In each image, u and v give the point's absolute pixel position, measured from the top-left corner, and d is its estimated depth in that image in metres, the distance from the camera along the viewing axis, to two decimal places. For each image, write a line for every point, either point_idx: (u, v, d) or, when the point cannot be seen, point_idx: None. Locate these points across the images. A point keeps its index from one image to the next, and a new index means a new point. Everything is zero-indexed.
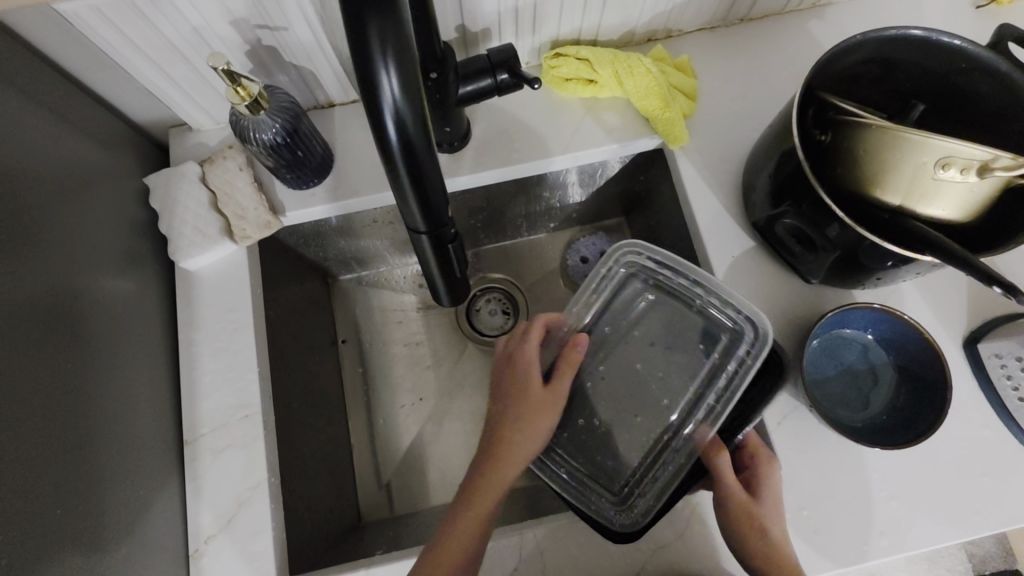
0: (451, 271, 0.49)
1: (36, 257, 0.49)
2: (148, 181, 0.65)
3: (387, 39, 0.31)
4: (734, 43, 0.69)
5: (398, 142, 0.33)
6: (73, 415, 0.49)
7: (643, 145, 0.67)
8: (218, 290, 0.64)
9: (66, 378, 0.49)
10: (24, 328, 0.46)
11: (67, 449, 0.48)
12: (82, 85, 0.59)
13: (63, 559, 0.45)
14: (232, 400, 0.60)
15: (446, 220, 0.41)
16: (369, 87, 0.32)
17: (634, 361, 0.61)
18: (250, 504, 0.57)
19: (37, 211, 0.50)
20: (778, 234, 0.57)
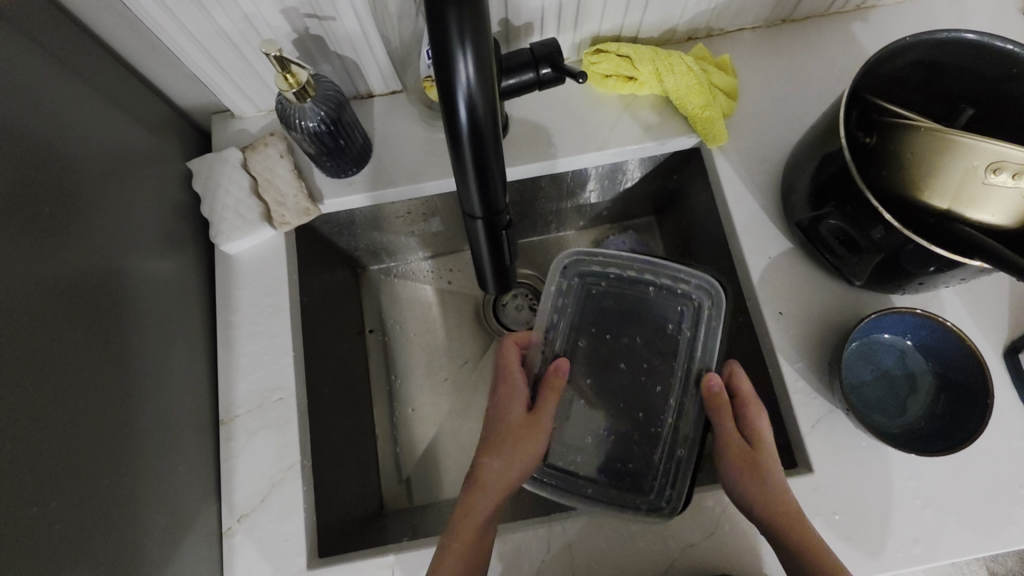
0: (499, 258, 0.49)
1: (86, 234, 0.50)
2: (192, 166, 0.66)
3: (465, 25, 0.31)
4: (775, 43, 0.68)
5: (465, 126, 0.34)
6: (112, 389, 0.50)
7: (680, 144, 0.67)
8: (256, 274, 0.65)
9: (108, 354, 0.50)
10: (71, 303, 0.47)
11: (108, 423, 0.49)
12: (132, 69, 0.60)
13: (104, 527, 0.46)
14: (266, 382, 0.61)
15: (501, 206, 0.41)
16: (442, 72, 0.32)
17: (613, 355, 0.62)
18: (282, 485, 0.58)
19: (85, 189, 0.51)
20: (820, 234, 0.56)
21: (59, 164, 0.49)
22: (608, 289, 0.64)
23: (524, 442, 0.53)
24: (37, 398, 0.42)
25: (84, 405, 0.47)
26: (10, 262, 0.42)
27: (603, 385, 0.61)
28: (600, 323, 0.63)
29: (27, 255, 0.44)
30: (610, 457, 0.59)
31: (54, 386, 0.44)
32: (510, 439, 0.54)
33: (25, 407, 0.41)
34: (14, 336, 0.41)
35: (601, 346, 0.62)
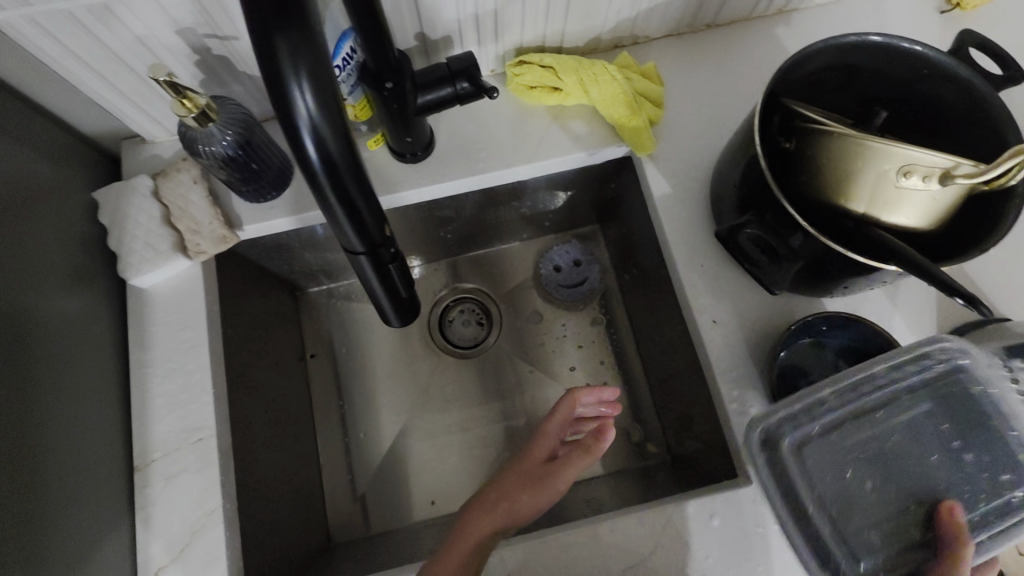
0: (396, 292, 0.46)
1: None
2: (99, 196, 0.63)
3: (298, 61, 0.30)
4: (699, 49, 0.68)
5: (319, 163, 0.32)
6: (6, 445, 0.46)
7: (611, 153, 0.66)
8: (172, 308, 0.61)
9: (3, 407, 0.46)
10: None
11: (1, 484, 0.44)
12: (25, 96, 0.56)
13: None
14: (185, 423, 0.58)
15: (383, 240, 0.40)
16: (283, 109, 0.31)
17: (806, 446, 0.52)
18: (204, 531, 0.55)
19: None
20: (741, 244, 0.56)
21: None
22: (903, 378, 0.52)
23: (533, 493, 0.54)
24: None
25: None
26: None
27: (781, 476, 0.52)
28: (954, 428, 0.51)
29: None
30: (844, 504, 0.51)
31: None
32: (520, 486, 0.55)
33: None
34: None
35: (888, 433, 0.52)
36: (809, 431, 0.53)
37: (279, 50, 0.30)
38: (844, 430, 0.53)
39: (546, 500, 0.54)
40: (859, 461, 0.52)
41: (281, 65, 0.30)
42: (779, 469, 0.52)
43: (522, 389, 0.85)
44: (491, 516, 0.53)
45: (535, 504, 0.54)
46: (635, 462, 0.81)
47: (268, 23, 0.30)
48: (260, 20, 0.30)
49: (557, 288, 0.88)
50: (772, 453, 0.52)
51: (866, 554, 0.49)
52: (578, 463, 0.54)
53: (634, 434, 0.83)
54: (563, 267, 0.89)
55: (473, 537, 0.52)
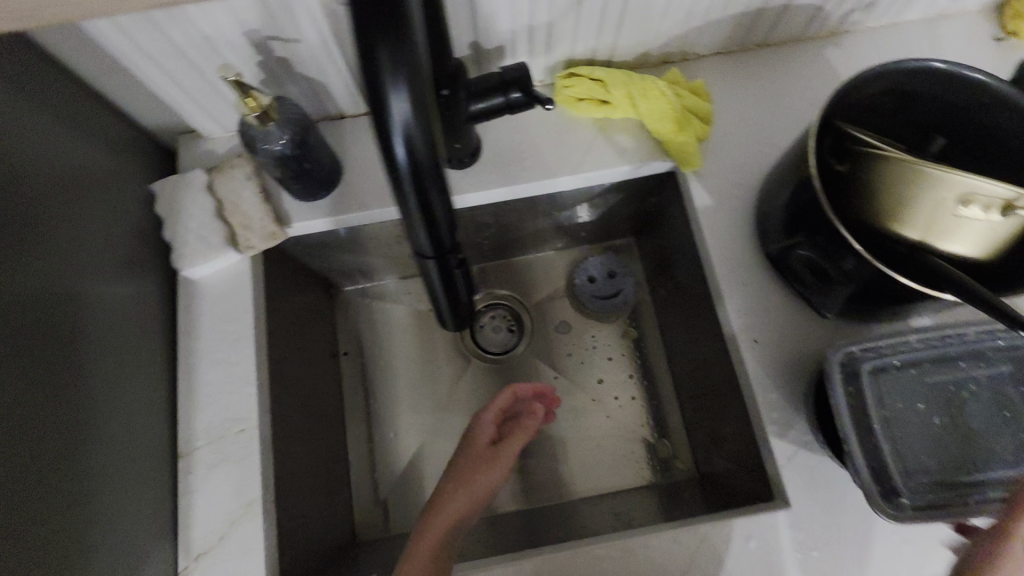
0: (456, 295, 0.47)
1: (32, 265, 0.47)
2: (156, 188, 0.65)
3: (395, 66, 0.30)
4: (748, 68, 0.68)
5: (406, 164, 0.33)
6: (58, 426, 0.47)
7: (655, 168, 0.67)
8: (220, 300, 0.63)
9: (55, 389, 0.47)
10: (11, 338, 0.44)
11: (51, 465, 0.45)
12: (92, 89, 0.59)
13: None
14: (228, 413, 0.59)
15: (451, 244, 0.41)
16: (376, 110, 0.32)
17: (880, 377, 0.49)
18: (242, 521, 0.56)
19: (28, 212, 0.48)
20: (792, 265, 0.56)
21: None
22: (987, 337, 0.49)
23: (483, 470, 0.56)
24: None
25: (26, 447, 0.44)
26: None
27: (857, 401, 0.48)
28: None
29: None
30: (902, 444, 0.47)
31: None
32: (471, 470, 0.56)
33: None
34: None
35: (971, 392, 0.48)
36: (888, 359, 0.49)
37: (381, 61, 0.30)
38: (922, 371, 0.49)
39: (495, 478, 0.56)
40: (936, 399, 0.48)
41: (381, 76, 0.30)
42: (855, 394, 0.48)
43: None
44: (446, 498, 0.54)
45: (486, 480, 0.56)
46: (662, 478, 0.80)
47: (373, 34, 0.30)
48: (364, 28, 0.30)
49: (590, 299, 0.87)
50: (850, 376, 0.48)
51: (920, 481, 0.46)
52: (518, 437, 0.59)
53: (662, 449, 0.82)
54: (596, 279, 0.88)
55: (443, 522, 0.52)
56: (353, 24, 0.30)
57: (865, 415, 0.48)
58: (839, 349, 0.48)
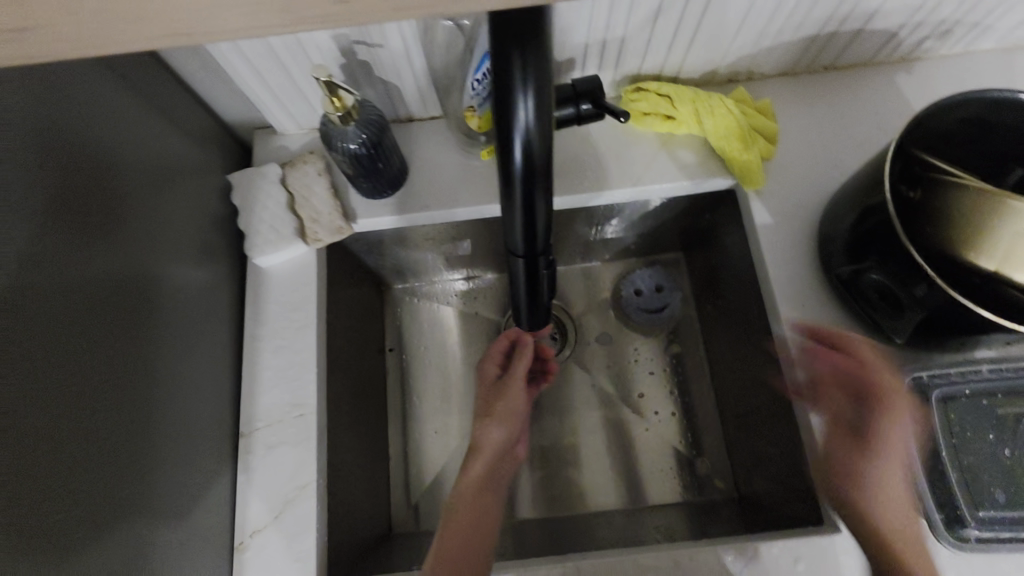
0: (536, 294, 0.48)
1: (118, 247, 0.50)
2: (232, 179, 0.68)
3: (528, 74, 0.30)
4: (815, 91, 0.68)
5: (522, 166, 0.33)
6: (138, 401, 0.49)
7: (716, 185, 0.67)
8: (286, 288, 0.65)
9: (136, 360, 0.49)
10: (100, 315, 0.46)
11: (133, 437, 0.48)
12: (183, 82, 0.62)
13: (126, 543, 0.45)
14: (288, 397, 0.61)
15: (544, 246, 0.41)
16: (502, 112, 0.32)
17: (927, 401, 0.52)
18: (298, 502, 0.58)
19: (117, 192, 0.51)
20: (859, 289, 0.55)
21: (93, 166, 0.48)
22: None
23: (502, 398, 0.68)
24: (67, 414, 0.41)
25: (112, 418, 0.45)
26: (35, 266, 0.40)
27: (907, 422, 0.51)
28: None
29: (58, 260, 0.43)
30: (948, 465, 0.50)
31: (78, 393, 0.42)
32: (492, 404, 0.68)
33: (45, 417, 0.39)
34: (37, 342, 0.39)
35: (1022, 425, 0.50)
36: (937, 385, 0.52)
37: (513, 64, 0.30)
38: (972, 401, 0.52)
39: (515, 397, 0.68)
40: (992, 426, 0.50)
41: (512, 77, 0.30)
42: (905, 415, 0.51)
43: (590, 406, 0.86)
44: (489, 441, 0.66)
45: (512, 400, 0.67)
46: (700, 495, 0.80)
47: (509, 44, 0.29)
48: (500, 28, 0.30)
49: (635, 311, 0.87)
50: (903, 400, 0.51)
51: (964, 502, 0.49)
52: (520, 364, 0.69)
53: (701, 467, 0.81)
54: (644, 292, 0.88)
55: (473, 494, 0.60)
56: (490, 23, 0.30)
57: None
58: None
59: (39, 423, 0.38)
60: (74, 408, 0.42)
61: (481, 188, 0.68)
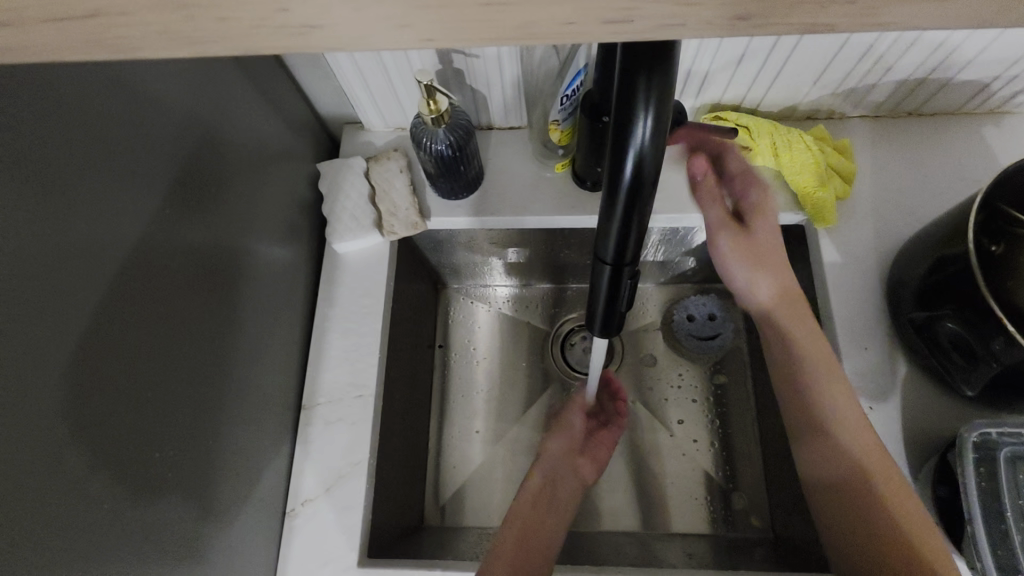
0: (614, 307, 0.46)
1: (212, 222, 0.53)
2: (320, 168, 0.73)
3: (652, 92, 0.30)
4: (896, 135, 0.68)
5: (629, 180, 0.33)
6: (216, 365, 0.52)
7: (786, 220, 0.68)
8: (357, 275, 0.69)
9: (217, 327, 0.53)
10: (189, 283, 0.49)
11: (208, 398, 0.51)
12: (291, 75, 0.68)
13: (191, 495, 0.48)
14: (350, 378, 0.65)
15: (634, 257, 0.40)
16: (619, 125, 0.32)
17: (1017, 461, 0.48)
18: (349, 478, 0.60)
19: (225, 170, 0.56)
20: (930, 337, 0.54)
21: (204, 145, 0.52)
22: None
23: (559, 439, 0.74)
24: (155, 370, 0.44)
25: (190, 381, 0.49)
26: (150, 231, 0.44)
27: (991, 480, 0.48)
28: None
29: (174, 223, 0.47)
30: None
31: (175, 345, 0.47)
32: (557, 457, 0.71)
33: (149, 360, 0.43)
34: (150, 293, 0.44)
35: None
36: None
37: (639, 84, 0.29)
38: None
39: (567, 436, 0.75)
40: None
41: (637, 96, 0.30)
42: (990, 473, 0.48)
43: (630, 426, 0.86)
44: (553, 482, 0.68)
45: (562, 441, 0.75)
46: (733, 531, 0.79)
47: (637, 62, 0.29)
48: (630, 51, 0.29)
49: (686, 337, 0.88)
50: (987, 458, 0.47)
51: None
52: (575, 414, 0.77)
53: (737, 502, 0.80)
54: (696, 318, 0.89)
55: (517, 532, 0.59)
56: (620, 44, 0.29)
57: (997, 498, 0.47)
58: (975, 429, 0.47)
59: (145, 364, 0.43)
60: (170, 357, 0.46)
61: (552, 199, 0.70)
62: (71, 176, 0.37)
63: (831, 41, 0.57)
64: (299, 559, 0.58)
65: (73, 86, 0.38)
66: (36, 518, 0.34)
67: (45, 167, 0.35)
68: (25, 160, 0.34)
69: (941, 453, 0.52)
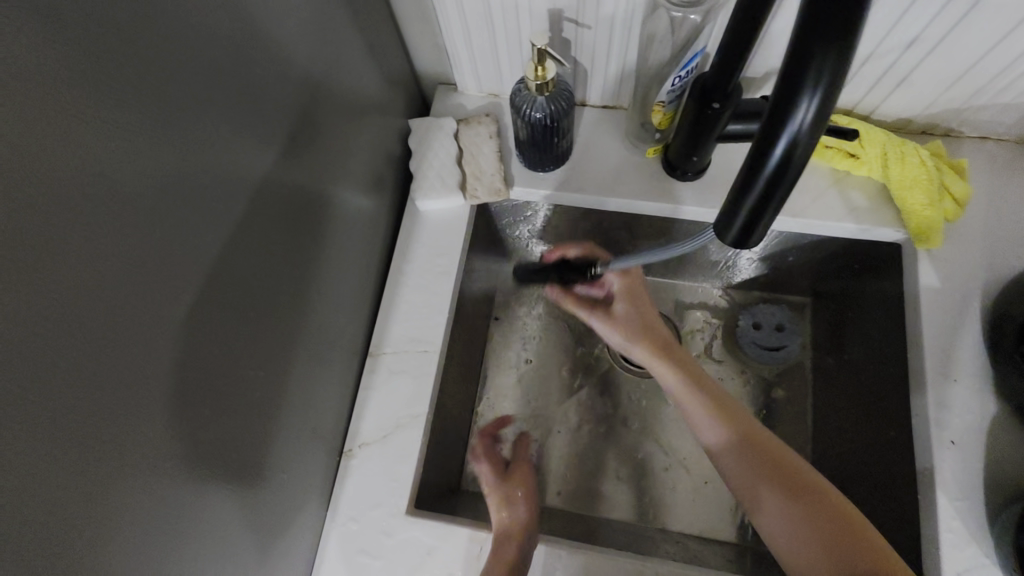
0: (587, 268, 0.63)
1: (312, 160, 0.55)
2: (411, 124, 0.74)
3: (825, 73, 0.30)
4: (1020, 162, 0.64)
5: (776, 160, 0.32)
6: (297, 299, 0.54)
7: (882, 236, 0.64)
8: (435, 234, 0.70)
9: (303, 261, 0.55)
10: (285, 214, 0.51)
11: (287, 329, 0.53)
12: (398, 31, 0.69)
13: (261, 419, 0.50)
14: (417, 333, 0.66)
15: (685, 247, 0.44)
16: (779, 105, 0.32)
17: None
18: (405, 428, 0.62)
19: (329, 114, 0.57)
20: None
21: (316, 84, 0.53)
22: None
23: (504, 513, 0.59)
24: (247, 292, 0.46)
25: (273, 310, 0.50)
26: (264, 157, 0.46)
27: None
28: None
29: (281, 154, 0.49)
30: None
31: (266, 274, 0.48)
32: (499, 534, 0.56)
33: (244, 285, 0.45)
34: (254, 219, 0.46)
35: None
36: None
37: (812, 62, 0.30)
38: None
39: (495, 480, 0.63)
40: None
41: (808, 73, 0.30)
42: None
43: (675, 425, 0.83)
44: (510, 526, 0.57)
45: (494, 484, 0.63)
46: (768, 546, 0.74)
47: (815, 41, 0.30)
48: (812, 26, 0.31)
49: (750, 345, 0.81)
50: None
51: None
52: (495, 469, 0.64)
53: None
54: (763, 327, 0.82)
55: None
56: (799, 14, 0.32)
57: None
58: None
59: (241, 289, 0.45)
60: (260, 284, 0.48)
61: (639, 183, 0.69)
62: (207, 101, 0.39)
63: (969, 52, 0.54)
64: (350, 498, 0.60)
65: (226, 10, 0.39)
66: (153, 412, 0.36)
67: (189, 90, 0.37)
68: (185, 74, 0.36)
69: None
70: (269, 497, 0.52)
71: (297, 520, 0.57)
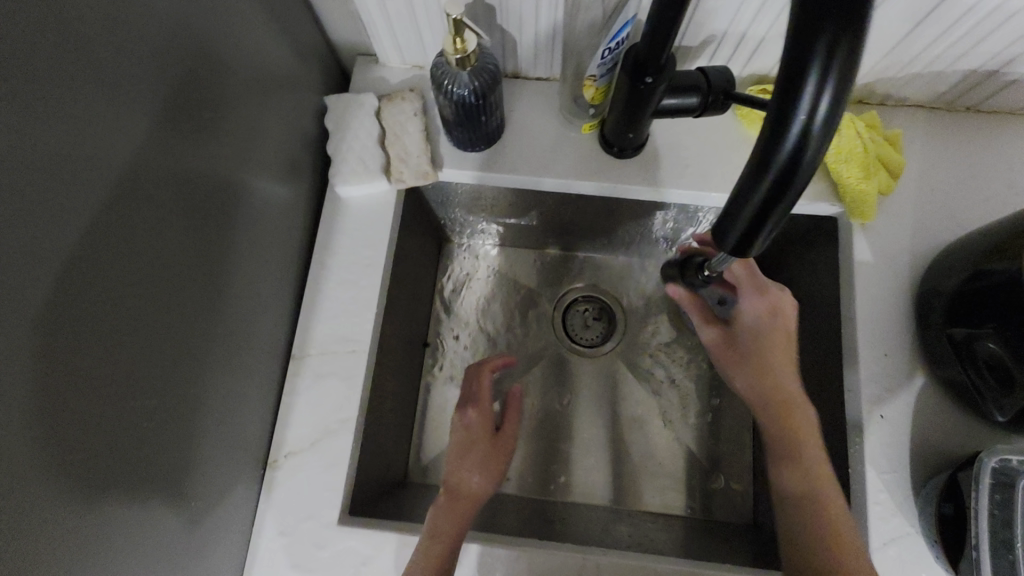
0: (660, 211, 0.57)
1: (211, 147, 0.48)
2: (328, 102, 0.67)
3: (839, 50, 0.28)
4: (951, 130, 0.64)
5: (790, 147, 0.29)
6: (208, 304, 0.49)
7: (819, 210, 0.63)
8: (360, 222, 0.65)
9: (211, 262, 0.49)
10: (183, 213, 0.45)
11: (197, 339, 0.48)
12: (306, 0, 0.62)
13: (172, 444, 0.45)
14: (345, 330, 0.62)
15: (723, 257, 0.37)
16: (789, 88, 0.29)
17: None
18: (336, 434, 0.59)
19: (227, 94, 0.50)
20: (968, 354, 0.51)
21: (209, 60, 0.47)
22: None
23: (493, 457, 0.61)
24: (141, 307, 0.40)
25: (178, 322, 0.45)
26: (149, 150, 0.40)
27: (1004, 510, 0.46)
28: None
29: (170, 142, 0.42)
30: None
31: (164, 286, 0.43)
32: (482, 459, 0.60)
33: (136, 300, 0.40)
34: (142, 223, 0.40)
35: None
36: None
37: (822, 38, 0.28)
38: None
39: (481, 422, 0.63)
40: None
41: (817, 50, 0.28)
42: (1005, 499, 0.46)
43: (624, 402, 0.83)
44: (474, 488, 0.57)
45: (481, 422, 0.62)
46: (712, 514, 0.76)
47: (826, 18, 0.28)
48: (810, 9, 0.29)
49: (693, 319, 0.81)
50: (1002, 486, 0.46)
51: None
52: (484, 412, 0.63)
53: (731, 488, 0.75)
54: None
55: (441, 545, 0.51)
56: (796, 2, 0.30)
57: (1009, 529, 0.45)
58: (994, 454, 0.46)
59: (132, 307, 0.39)
60: (156, 296, 0.42)
61: (575, 161, 0.65)
62: (56, 94, 0.32)
63: (905, 19, 0.52)
64: (280, 510, 0.57)
65: None
66: (18, 471, 0.31)
67: (22, 79, 0.30)
68: (22, 59, 0.30)
69: (951, 471, 0.50)
70: (189, 524, 0.48)
71: (224, 540, 0.53)
